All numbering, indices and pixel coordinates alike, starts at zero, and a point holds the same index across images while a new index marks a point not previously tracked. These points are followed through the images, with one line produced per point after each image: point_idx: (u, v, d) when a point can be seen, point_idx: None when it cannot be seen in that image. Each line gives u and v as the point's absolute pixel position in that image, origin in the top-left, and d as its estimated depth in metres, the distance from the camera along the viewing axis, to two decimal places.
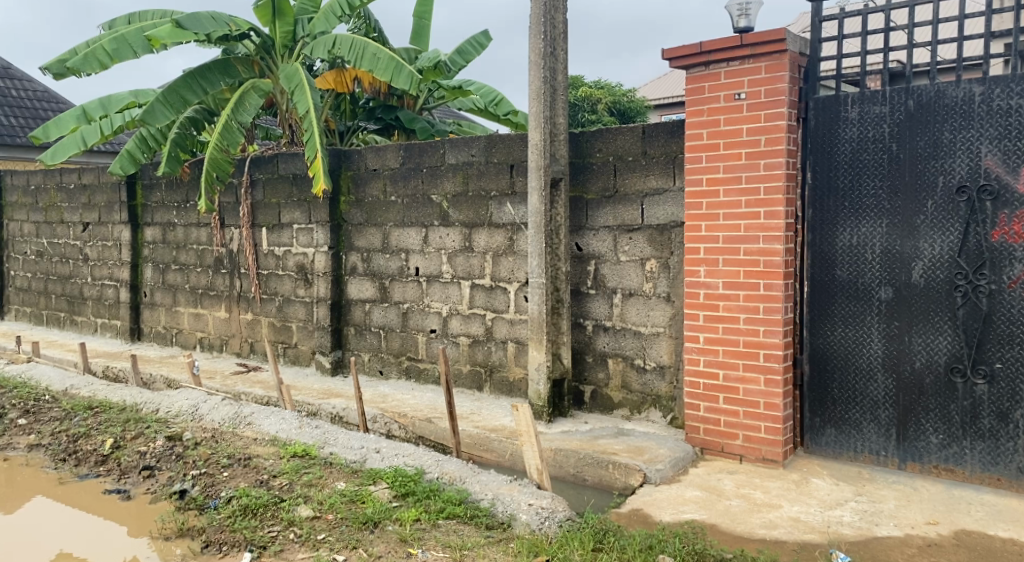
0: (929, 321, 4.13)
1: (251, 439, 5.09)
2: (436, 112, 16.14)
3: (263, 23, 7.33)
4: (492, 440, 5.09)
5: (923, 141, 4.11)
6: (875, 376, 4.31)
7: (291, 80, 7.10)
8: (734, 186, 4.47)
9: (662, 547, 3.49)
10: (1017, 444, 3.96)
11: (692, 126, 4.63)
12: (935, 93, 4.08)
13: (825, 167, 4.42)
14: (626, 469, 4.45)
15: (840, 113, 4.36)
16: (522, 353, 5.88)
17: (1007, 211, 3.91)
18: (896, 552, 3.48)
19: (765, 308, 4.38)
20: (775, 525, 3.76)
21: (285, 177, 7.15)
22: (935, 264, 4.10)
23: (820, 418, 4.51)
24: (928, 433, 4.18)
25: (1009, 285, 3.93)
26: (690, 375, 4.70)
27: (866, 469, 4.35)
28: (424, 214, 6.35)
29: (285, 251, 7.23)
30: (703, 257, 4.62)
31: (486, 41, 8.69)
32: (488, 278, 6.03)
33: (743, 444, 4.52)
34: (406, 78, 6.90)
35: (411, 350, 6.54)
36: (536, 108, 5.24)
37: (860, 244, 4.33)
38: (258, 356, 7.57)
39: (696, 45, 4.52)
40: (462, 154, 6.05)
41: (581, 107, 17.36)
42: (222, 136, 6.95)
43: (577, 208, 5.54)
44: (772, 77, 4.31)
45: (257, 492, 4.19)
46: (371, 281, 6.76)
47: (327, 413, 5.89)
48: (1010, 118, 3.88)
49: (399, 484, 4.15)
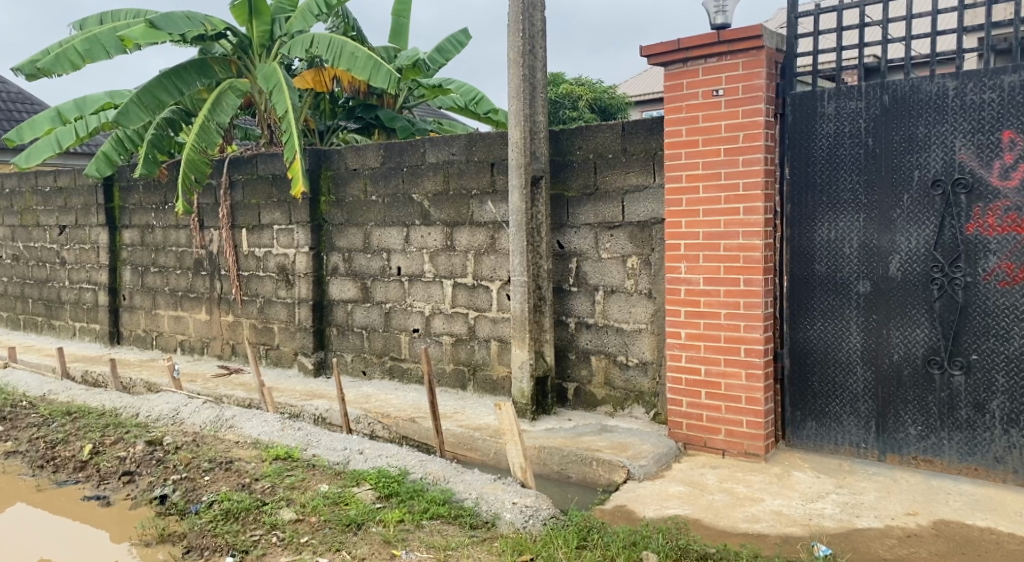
0: (906, 314, 4.18)
1: (233, 442, 5.05)
2: (415, 110, 16.17)
3: (239, 23, 7.26)
4: (476, 439, 5.09)
5: (898, 135, 4.15)
6: (854, 368, 4.35)
7: (269, 80, 7.03)
8: (714, 182, 4.49)
9: (646, 544, 3.51)
10: (993, 435, 4.01)
11: (671, 122, 4.64)
12: (909, 88, 4.10)
13: (803, 162, 4.45)
14: (610, 466, 4.46)
15: (817, 108, 4.39)
16: (505, 352, 5.88)
17: (981, 204, 3.95)
18: (876, 543, 3.52)
19: (746, 304, 4.41)
20: (758, 519, 3.78)
21: (264, 178, 7.10)
22: (912, 258, 4.15)
23: (802, 412, 4.55)
24: (907, 425, 4.22)
25: (984, 277, 3.97)
26: (673, 371, 4.72)
27: (847, 461, 4.39)
28: (405, 213, 6.33)
29: (266, 251, 7.18)
30: (683, 253, 4.63)
31: (465, 39, 8.68)
32: (470, 277, 6.02)
33: (726, 438, 4.55)
34: (385, 78, 6.87)
35: (395, 349, 6.52)
36: (517, 106, 5.24)
37: (838, 238, 4.37)
38: (240, 358, 7.52)
39: (674, 43, 4.53)
40: (442, 152, 6.04)
41: (562, 104, 17.76)
42: (199, 137, 6.88)
43: (558, 206, 5.54)
44: (750, 73, 4.33)
45: (239, 495, 4.16)
46: (353, 281, 6.73)
47: (310, 414, 5.87)
48: (983, 112, 3.92)
49: (383, 485, 4.15)
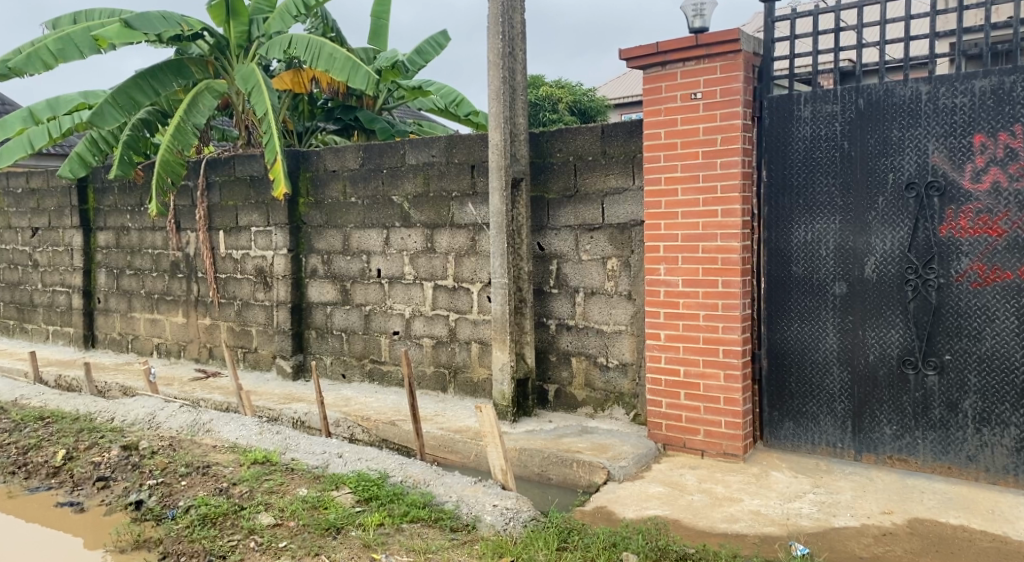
0: (881, 315, 4.23)
1: (210, 447, 5.01)
2: (396, 112, 16.20)
3: (216, 23, 7.22)
4: (456, 441, 5.09)
5: (873, 139, 4.20)
6: (831, 369, 4.40)
7: (247, 80, 6.97)
8: (692, 185, 4.52)
9: (626, 544, 3.53)
10: (966, 434, 4.06)
11: (650, 126, 4.67)
12: (884, 92, 4.16)
13: (780, 165, 4.50)
14: (591, 467, 4.47)
15: (793, 111, 4.44)
16: (486, 354, 5.88)
17: (954, 207, 4.01)
18: (853, 542, 3.56)
19: (724, 305, 4.44)
20: (736, 519, 3.81)
21: (242, 179, 7.05)
22: (887, 260, 4.20)
23: (779, 412, 4.59)
24: (882, 425, 4.28)
25: (957, 278, 4.03)
26: (653, 372, 4.74)
27: (824, 461, 4.43)
28: (385, 215, 6.32)
29: (243, 254, 7.13)
30: (663, 255, 4.66)
31: (444, 40, 8.66)
32: (450, 278, 6.01)
33: (704, 439, 4.58)
34: (364, 79, 6.83)
35: (374, 352, 6.50)
36: (496, 109, 5.24)
37: (815, 240, 4.41)
38: (217, 361, 7.45)
39: (652, 46, 4.55)
40: (422, 155, 6.02)
41: (541, 106, 17.82)
42: (174, 138, 6.79)
43: (539, 208, 5.55)
44: (727, 76, 4.37)
45: (216, 500, 4.12)
46: (333, 283, 6.70)
47: (288, 418, 5.83)
48: (956, 116, 3.98)
49: (363, 489, 4.14)
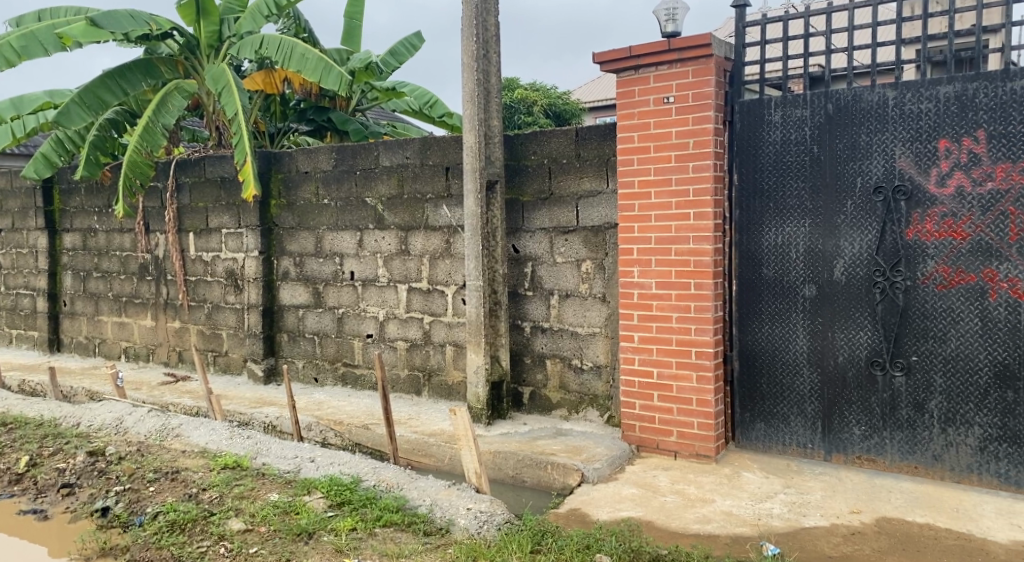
0: (850, 317, 4.29)
1: (179, 452, 4.93)
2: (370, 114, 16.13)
3: (186, 23, 7.13)
4: (430, 444, 5.08)
5: (841, 143, 4.25)
6: (801, 370, 4.45)
7: (217, 81, 6.89)
8: (665, 189, 4.55)
9: (599, 546, 3.54)
10: (932, 434, 4.13)
11: (623, 129, 4.69)
12: (852, 97, 4.21)
13: (751, 169, 4.54)
14: (565, 469, 4.48)
15: (764, 116, 4.48)
16: (460, 357, 5.86)
17: (920, 210, 4.07)
18: (823, 541, 3.60)
19: (696, 307, 4.47)
20: (708, 520, 3.84)
21: (212, 181, 6.97)
22: (855, 262, 4.26)
23: (750, 413, 4.63)
24: (851, 425, 4.33)
25: (923, 281, 4.09)
26: (626, 374, 4.77)
27: (794, 461, 4.48)
28: (358, 217, 6.28)
29: (213, 256, 7.05)
30: (636, 257, 4.68)
31: (419, 42, 8.64)
32: (425, 281, 5.99)
33: (677, 440, 4.61)
34: (336, 80, 6.79)
35: (347, 355, 6.46)
36: (470, 111, 5.23)
37: (785, 243, 4.46)
38: (187, 365, 7.36)
39: (625, 50, 4.57)
40: (396, 156, 6.00)
41: (516, 109, 17.90)
42: (142, 139, 6.68)
43: (513, 211, 5.55)
44: (699, 81, 4.40)
45: (185, 506, 4.06)
46: (305, 285, 6.64)
47: (259, 422, 5.78)
48: (921, 121, 4.04)
49: (335, 493, 4.10)
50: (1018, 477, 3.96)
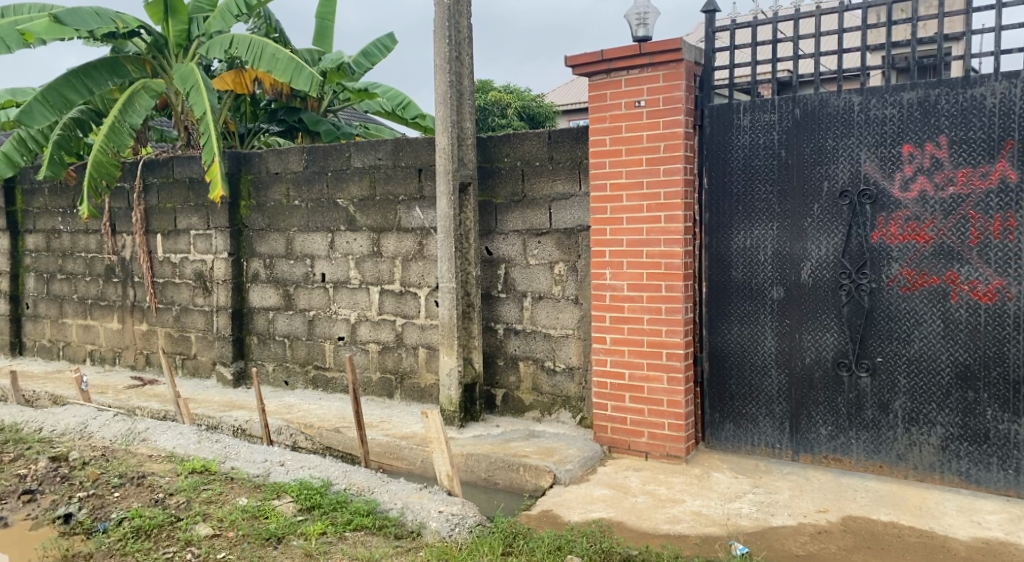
0: (817, 319, 4.34)
1: (145, 456, 4.86)
2: (341, 114, 16.03)
3: (154, 21, 7.04)
4: (401, 447, 5.06)
5: (809, 147, 4.31)
6: (769, 371, 4.50)
7: (185, 80, 6.80)
8: (636, 191, 4.58)
9: (570, 548, 3.55)
10: (897, 434, 4.19)
11: (595, 132, 4.71)
12: (819, 102, 4.28)
13: (720, 172, 4.59)
14: (537, 471, 4.49)
15: (733, 120, 4.53)
16: (433, 359, 5.85)
17: (885, 214, 4.14)
18: (790, 540, 3.64)
19: (667, 309, 4.51)
20: (678, 520, 3.87)
21: (180, 181, 6.89)
22: (822, 265, 4.32)
23: (719, 414, 4.68)
24: (818, 425, 4.39)
25: (887, 283, 4.16)
26: (598, 375, 4.79)
27: (763, 461, 4.53)
28: (329, 218, 6.24)
29: (182, 258, 6.97)
30: (608, 260, 4.71)
31: (391, 43, 8.61)
32: (397, 283, 5.97)
33: (648, 441, 4.64)
34: (307, 80, 6.75)
35: (318, 358, 6.41)
36: (443, 112, 5.22)
37: (753, 246, 4.51)
38: (154, 368, 7.25)
39: (597, 54, 4.60)
40: (368, 158, 5.97)
41: (490, 112, 17.94)
42: (108, 139, 6.57)
43: (486, 213, 5.55)
44: (670, 85, 4.44)
45: (151, 512, 4.01)
46: (275, 288, 6.58)
47: (228, 426, 5.73)
48: (885, 127, 4.11)
49: (305, 498, 4.07)
50: (979, 475, 4.04)
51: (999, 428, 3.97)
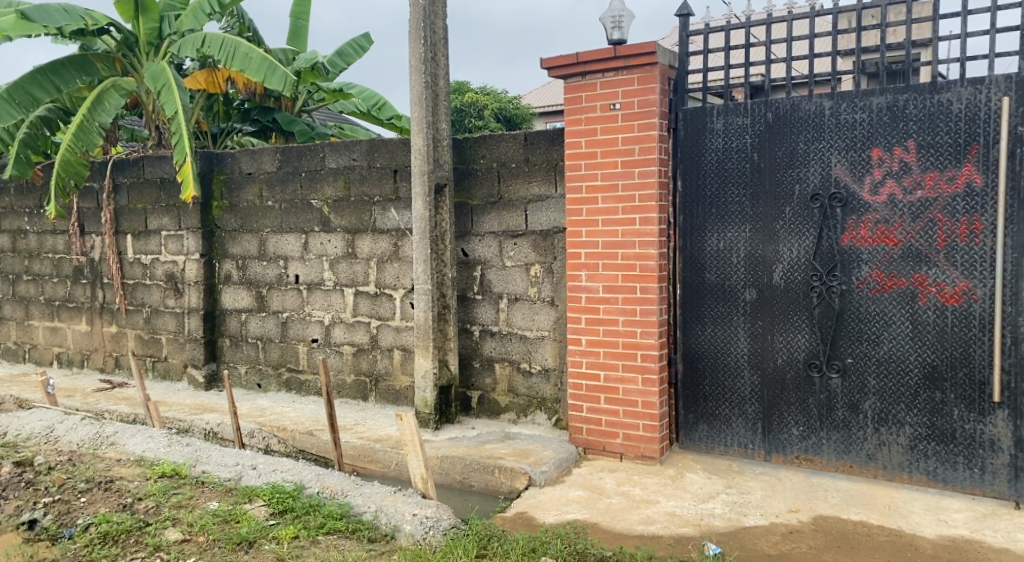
0: (788, 320, 4.39)
1: (114, 460, 4.79)
2: (316, 115, 15.93)
3: (124, 19, 6.95)
4: (376, 450, 5.03)
5: (781, 151, 4.35)
6: (742, 372, 4.53)
7: (157, 79, 6.71)
8: (612, 194, 4.59)
9: (545, 549, 3.55)
10: (866, 434, 4.24)
11: (571, 134, 4.72)
12: (790, 106, 4.32)
13: (694, 175, 4.62)
14: (512, 473, 4.49)
15: (706, 123, 4.56)
16: (408, 361, 5.82)
17: (855, 217, 4.19)
18: (762, 540, 3.67)
19: (642, 311, 4.52)
20: (652, 521, 3.88)
21: (151, 181, 6.79)
22: (794, 267, 4.36)
23: (693, 414, 4.70)
24: (790, 426, 4.43)
25: (857, 285, 4.21)
26: (574, 377, 4.80)
27: (736, 461, 4.56)
28: (303, 219, 6.19)
29: (152, 259, 6.87)
30: (584, 261, 4.72)
31: (367, 43, 8.56)
32: (372, 285, 5.93)
33: (623, 442, 4.65)
34: (281, 80, 6.69)
35: (292, 360, 6.35)
36: (419, 113, 5.20)
37: (726, 248, 4.54)
38: (124, 371, 7.15)
39: (573, 56, 4.61)
40: (343, 158, 5.93)
41: (467, 113, 17.94)
42: (76, 138, 6.44)
43: (462, 214, 5.54)
44: (644, 88, 4.46)
45: (119, 517, 3.94)
46: (247, 289, 6.52)
47: (200, 430, 5.67)
48: (856, 131, 4.16)
49: (277, 501, 4.03)
50: (946, 474, 4.10)
51: (966, 428, 4.02)
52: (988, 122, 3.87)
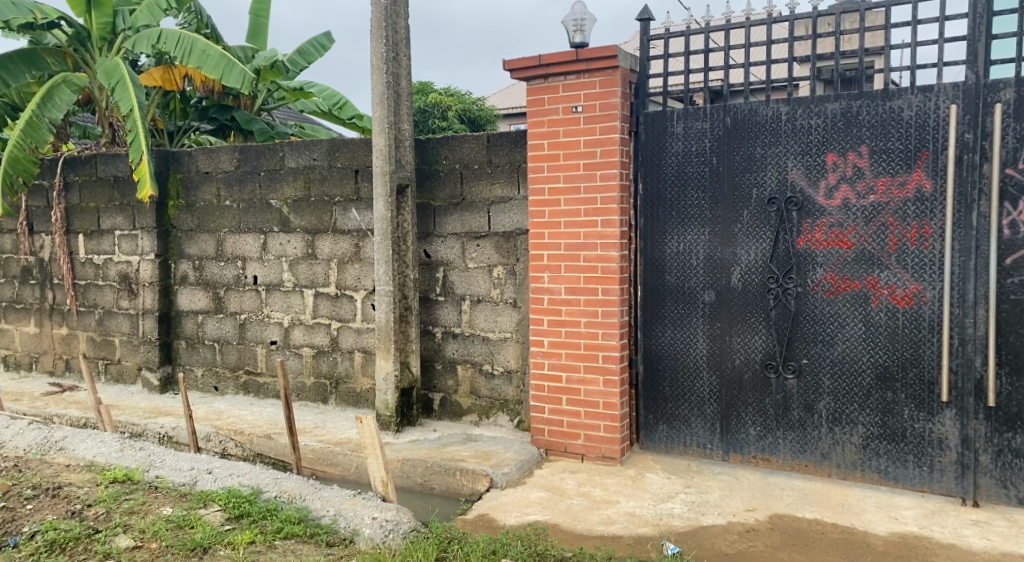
0: (746, 322, 4.44)
1: (62, 466, 4.66)
2: (276, 114, 15.74)
3: (75, 13, 6.81)
4: (336, 454, 4.98)
5: (738, 155, 4.41)
6: (701, 373, 4.58)
7: (110, 76, 6.55)
8: (574, 196, 4.61)
9: (505, 551, 3.54)
10: (821, 433, 4.32)
11: (533, 136, 4.73)
12: (748, 111, 4.38)
13: (655, 178, 4.65)
14: (473, 475, 4.47)
15: (667, 127, 4.60)
16: (369, 363, 5.77)
17: (810, 221, 4.26)
18: (719, 539, 3.71)
19: (603, 312, 4.55)
20: (613, 521, 3.90)
21: (104, 180, 6.64)
22: (751, 269, 4.42)
23: (653, 415, 4.74)
24: (747, 426, 4.49)
25: (812, 287, 4.28)
26: (536, 379, 4.80)
27: (695, 461, 4.61)
28: (262, 219, 6.10)
29: (105, 259, 6.72)
30: (546, 263, 4.72)
31: (328, 42, 8.48)
32: (332, 286, 5.87)
33: (585, 443, 4.67)
34: (239, 78, 6.61)
35: (250, 362, 6.26)
36: (381, 113, 5.15)
37: (686, 251, 4.59)
38: (74, 375, 6.97)
39: (535, 58, 4.61)
40: (303, 158, 5.86)
41: (430, 113, 17.90)
42: (25, 134, 6.24)
43: (424, 215, 5.51)
44: (606, 91, 4.48)
45: (67, 524, 3.83)
46: (204, 290, 6.40)
47: (154, 434, 5.56)
48: (811, 136, 4.23)
49: (233, 506, 3.96)
50: (897, 473, 4.18)
51: (916, 427, 4.11)
52: (937, 129, 3.97)
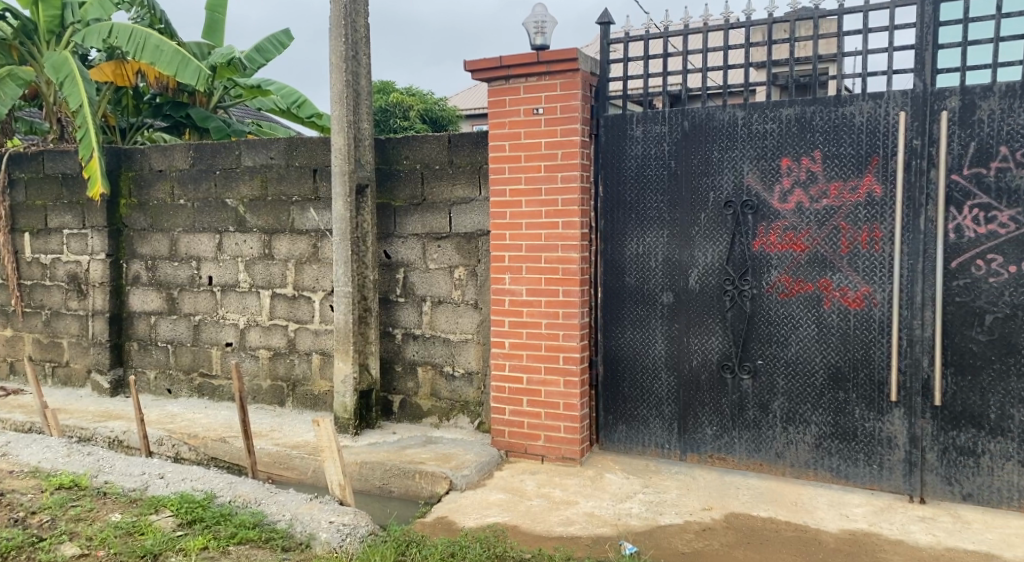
0: (703, 323, 4.49)
1: (5, 471, 4.52)
2: (234, 111, 15.51)
3: (21, 5, 6.61)
4: (293, 457, 4.91)
5: (696, 158, 4.46)
6: (659, 374, 4.62)
7: (59, 70, 6.36)
8: (535, 198, 4.61)
9: (464, 553, 3.53)
10: (776, 433, 4.38)
11: (495, 138, 4.72)
12: (706, 115, 4.42)
13: (615, 181, 4.68)
14: (433, 477, 4.45)
15: (626, 130, 4.63)
16: (327, 365, 5.70)
17: (765, 224, 4.33)
18: (676, 538, 3.74)
19: (564, 313, 4.56)
20: (572, 522, 3.91)
21: (52, 177, 6.45)
22: (708, 271, 4.47)
23: (613, 416, 4.76)
24: (704, 426, 4.54)
25: (767, 289, 4.34)
26: (497, 380, 4.79)
27: (653, 461, 4.64)
28: (217, 219, 6.00)
29: (53, 258, 6.53)
30: (507, 264, 4.72)
31: (287, 39, 8.37)
32: (290, 287, 5.79)
33: (545, 444, 4.67)
34: (194, 75, 6.50)
35: (204, 365, 6.14)
36: (340, 112, 5.10)
37: (645, 253, 4.62)
38: (20, 378, 6.77)
39: (496, 60, 4.60)
40: (260, 156, 5.77)
41: (392, 113, 17.80)
42: None
43: (385, 216, 5.46)
44: (567, 93, 4.49)
45: (10, 532, 3.71)
46: (157, 291, 6.27)
47: (103, 438, 5.42)
48: (766, 141, 4.30)
49: (185, 511, 3.88)
50: (848, 471, 4.26)
51: (867, 426, 4.19)
52: (887, 135, 4.06)
